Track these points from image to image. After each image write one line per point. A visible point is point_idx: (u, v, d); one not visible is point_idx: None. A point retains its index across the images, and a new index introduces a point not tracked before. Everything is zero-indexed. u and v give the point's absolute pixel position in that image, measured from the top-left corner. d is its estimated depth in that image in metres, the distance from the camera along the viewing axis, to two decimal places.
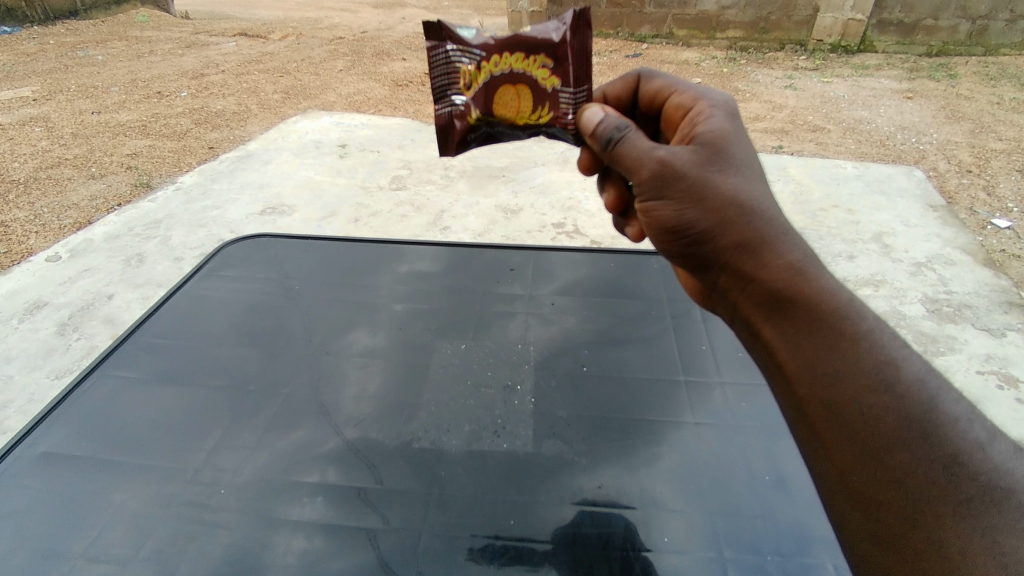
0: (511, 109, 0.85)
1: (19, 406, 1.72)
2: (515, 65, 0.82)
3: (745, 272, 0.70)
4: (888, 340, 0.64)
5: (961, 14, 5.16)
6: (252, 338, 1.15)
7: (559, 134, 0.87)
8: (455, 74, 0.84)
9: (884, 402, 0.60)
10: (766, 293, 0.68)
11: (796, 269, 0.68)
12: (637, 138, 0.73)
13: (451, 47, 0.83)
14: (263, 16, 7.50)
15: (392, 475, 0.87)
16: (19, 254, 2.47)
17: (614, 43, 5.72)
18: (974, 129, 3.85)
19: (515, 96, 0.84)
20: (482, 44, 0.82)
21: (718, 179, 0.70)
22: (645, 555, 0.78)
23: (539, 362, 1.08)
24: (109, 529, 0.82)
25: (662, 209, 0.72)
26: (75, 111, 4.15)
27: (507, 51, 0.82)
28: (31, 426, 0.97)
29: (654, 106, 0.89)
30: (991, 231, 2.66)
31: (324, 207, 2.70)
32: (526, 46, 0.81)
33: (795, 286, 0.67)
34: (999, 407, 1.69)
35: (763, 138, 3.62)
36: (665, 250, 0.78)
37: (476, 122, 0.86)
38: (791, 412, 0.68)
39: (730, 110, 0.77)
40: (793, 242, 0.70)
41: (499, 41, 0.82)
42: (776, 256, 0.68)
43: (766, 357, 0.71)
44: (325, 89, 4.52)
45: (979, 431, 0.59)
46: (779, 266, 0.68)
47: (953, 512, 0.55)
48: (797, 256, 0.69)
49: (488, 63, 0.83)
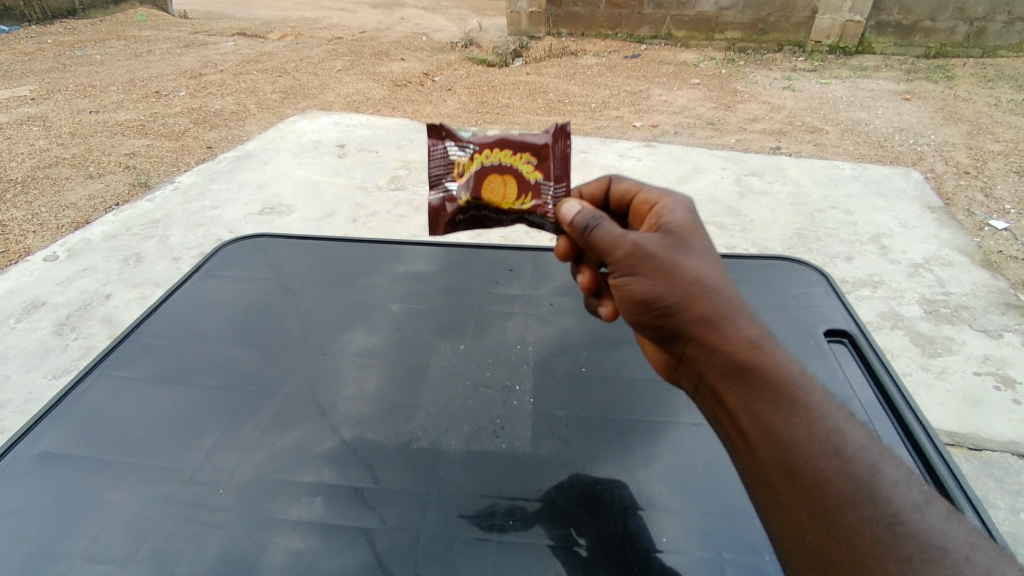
0: (499, 196, 0.87)
1: (17, 406, 1.72)
2: (503, 159, 0.85)
3: (709, 343, 0.69)
4: (835, 410, 0.64)
5: (958, 15, 5.17)
6: (249, 339, 1.15)
7: (541, 222, 0.88)
8: (451, 165, 0.89)
9: (834, 464, 0.60)
10: (729, 364, 0.67)
11: (753, 343, 0.68)
12: (611, 223, 0.74)
13: (449, 142, 0.88)
14: (262, 15, 7.50)
15: (390, 475, 0.88)
16: (17, 254, 2.46)
17: (613, 45, 5.75)
18: (972, 131, 3.86)
19: (502, 184, 0.86)
20: (476, 140, 0.87)
21: (682, 261, 0.71)
22: (643, 555, 0.78)
23: (539, 363, 1.08)
24: (107, 528, 0.82)
25: (633, 285, 0.72)
26: (73, 111, 4.14)
27: (497, 147, 0.85)
28: (29, 426, 0.97)
29: (623, 208, 0.90)
30: (989, 233, 2.67)
31: (323, 207, 2.70)
32: (514, 144, 0.84)
33: (755, 358, 0.67)
34: (996, 408, 1.70)
35: (761, 140, 3.63)
36: (633, 321, 0.77)
37: (464, 207, 0.89)
38: (750, 475, 0.67)
39: (691, 204, 0.79)
40: (752, 318, 0.71)
41: (491, 138, 0.86)
42: (736, 329, 0.68)
43: (726, 423, 0.70)
44: (324, 88, 4.52)
45: (916, 494, 0.57)
46: (740, 338, 0.68)
47: (897, 569, 0.53)
48: (754, 331, 0.69)
49: (479, 155, 0.86)
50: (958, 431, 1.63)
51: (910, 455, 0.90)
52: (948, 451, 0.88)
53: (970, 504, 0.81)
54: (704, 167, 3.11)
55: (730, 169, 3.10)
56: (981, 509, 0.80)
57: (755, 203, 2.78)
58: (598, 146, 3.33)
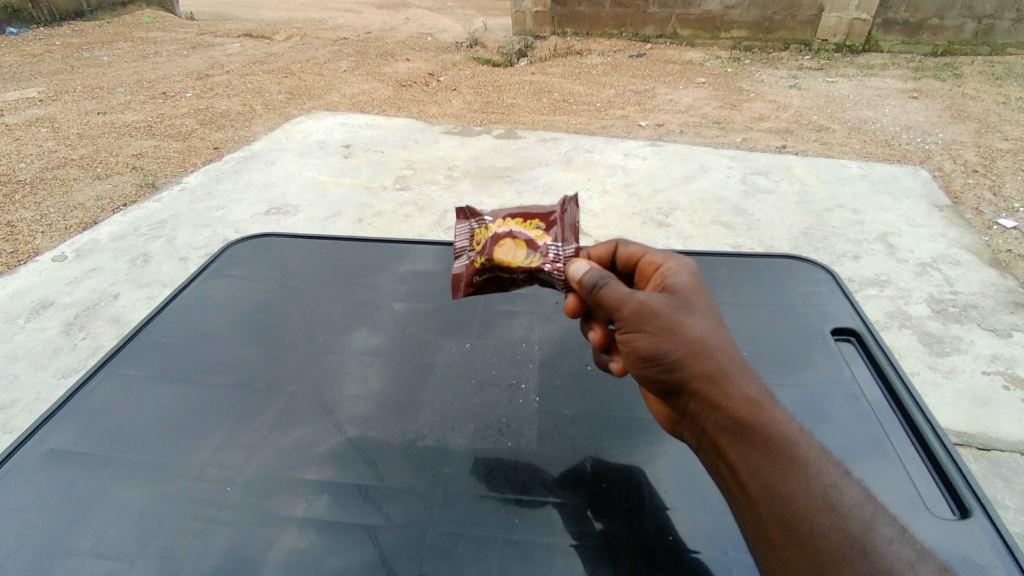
0: (509, 258, 0.90)
1: (25, 405, 1.74)
2: (515, 226, 0.92)
3: (714, 400, 0.68)
4: (831, 468, 0.64)
5: (966, 13, 5.12)
6: (256, 338, 1.15)
7: (550, 280, 0.89)
8: (473, 237, 0.96)
9: (830, 520, 0.60)
10: (731, 421, 0.67)
11: (754, 401, 0.68)
12: (618, 282, 0.74)
13: (472, 220, 0.98)
14: (267, 16, 7.52)
15: (395, 473, 0.88)
16: (26, 254, 2.48)
17: (617, 44, 5.76)
18: (979, 129, 3.83)
19: (512, 246, 0.91)
20: (494, 215, 0.96)
21: (686, 320, 0.71)
22: (650, 550, 0.77)
23: (544, 361, 1.08)
24: (114, 525, 0.82)
25: (639, 341, 0.71)
26: (81, 112, 4.17)
27: (512, 217, 0.94)
28: (39, 424, 0.97)
29: (628, 271, 0.89)
30: (997, 232, 2.64)
31: (328, 208, 2.70)
32: (525, 215, 0.94)
33: (756, 416, 0.66)
34: (1005, 408, 1.69)
35: (767, 139, 3.61)
36: (637, 377, 0.75)
37: (480, 268, 0.92)
38: (751, 529, 0.66)
39: (695, 268, 0.80)
40: (752, 374, 0.71)
41: (508, 212, 0.95)
42: (737, 386, 0.68)
43: (727, 477, 0.69)
44: (329, 89, 4.54)
45: (909, 551, 0.57)
46: (740, 396, 0.68)
47: None
48: (754, 388, 0.69)
49: (495, 224, 0.94)
50: (967, 431, 1.62)
51: (919, 456, 0.90)
52: (958, 451, 0.87)
53: (980, 500, 0.81)
54: (709, 167, 3.10)
55: (736, 168, 3.09)
56: (990, 507, 0.80)
57: (761, 202, 2.77)
58: (603, 146, 3.33)
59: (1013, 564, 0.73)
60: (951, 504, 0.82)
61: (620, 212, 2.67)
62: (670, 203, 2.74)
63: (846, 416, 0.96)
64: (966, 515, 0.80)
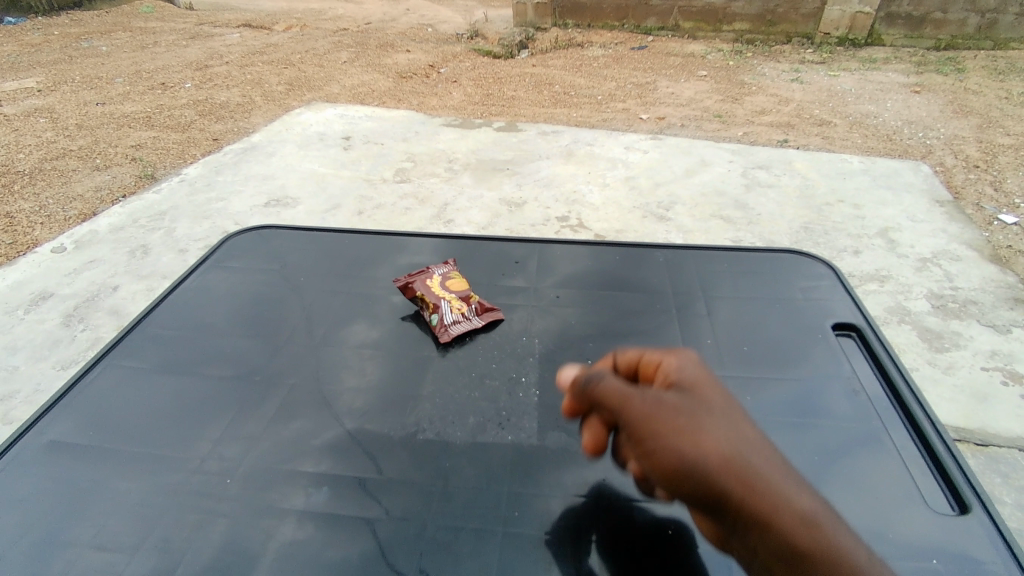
0: (468, 292, 1.16)
1: (25, 397, 1.74)
2: (445, 275, 1.20)
3: (762, 516, 0.46)
4: None
5: (969, 7, 5.08)
6: (255, 330, 1.15)
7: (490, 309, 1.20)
8: (430, 293, 1.15)
9: None
10: (794, 557, 0.45)
11: (819, 521, 0.46)
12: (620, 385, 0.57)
13: (417, 286, 1.17)
14: (266, 6, 7.47)
15: (394, 466, 0.88)
16: (25, 245, 2.47)
17: (619, 36, 5.74)
18: (981, 124, 3.82)
19: (461, 285, 1.18)
20: (422, 277, 1.19)
21: (714, 416, 0.51)
22: (644, 546, 0.77)
23: (543, 355, 1.08)
24: (114, 516, 0.83)
25: (660, 453, 0.49)
26: (80, 103, 4.15)
27: (435, 272, 1.21)
28: (38, 415, 0.97)
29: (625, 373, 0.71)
30: (998, 227, 2.61)
31: (328, 200, 2.70)
32: (438, 269, 1.22)
33: (826, 545, 0.45)
34: (1004, 404, 1.69)
35: (768, 132, 3.60)
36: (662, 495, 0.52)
37: (464, 305, 1.14)
38: None
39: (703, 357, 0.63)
40: (805, 484, 0.49)
41: (426, 272, 1.21)
42: (795, 506, 0.46)
43: None
44: (329, 80, 4.52)
45: None
46: (803, 520, 0.46)
47: None
48: (814, 506, 0.47)
49: (434, 280, 1.18)
50: (965, 426, 1.63)
51: (917, 450, 0.90)
52: (958, 447, 0.87)
53: (978, 497, 0.82)
54: (710, 160, 3.09)
55: (737, 162, 3.08)
56: (989, 504, 0.80)
57: (762, 196, 2.77)
58: (603, 139, 3.32)
59: (1012, 559, 0.74)
60: (950, 500, 0.83)
61: (621, 206, 2.67)
62: (671, 197, 2.74)
63: (845, 411, 0.96)
64: (966, 511, 0.81)
